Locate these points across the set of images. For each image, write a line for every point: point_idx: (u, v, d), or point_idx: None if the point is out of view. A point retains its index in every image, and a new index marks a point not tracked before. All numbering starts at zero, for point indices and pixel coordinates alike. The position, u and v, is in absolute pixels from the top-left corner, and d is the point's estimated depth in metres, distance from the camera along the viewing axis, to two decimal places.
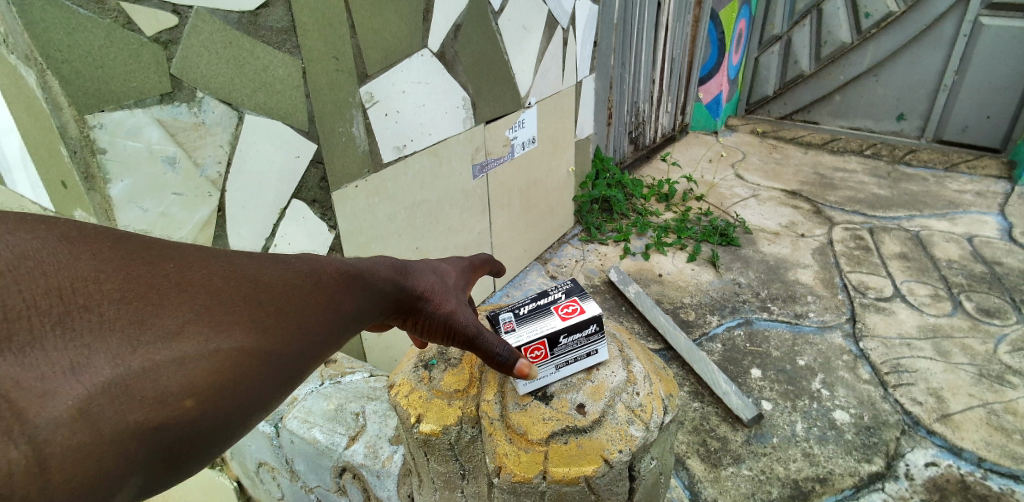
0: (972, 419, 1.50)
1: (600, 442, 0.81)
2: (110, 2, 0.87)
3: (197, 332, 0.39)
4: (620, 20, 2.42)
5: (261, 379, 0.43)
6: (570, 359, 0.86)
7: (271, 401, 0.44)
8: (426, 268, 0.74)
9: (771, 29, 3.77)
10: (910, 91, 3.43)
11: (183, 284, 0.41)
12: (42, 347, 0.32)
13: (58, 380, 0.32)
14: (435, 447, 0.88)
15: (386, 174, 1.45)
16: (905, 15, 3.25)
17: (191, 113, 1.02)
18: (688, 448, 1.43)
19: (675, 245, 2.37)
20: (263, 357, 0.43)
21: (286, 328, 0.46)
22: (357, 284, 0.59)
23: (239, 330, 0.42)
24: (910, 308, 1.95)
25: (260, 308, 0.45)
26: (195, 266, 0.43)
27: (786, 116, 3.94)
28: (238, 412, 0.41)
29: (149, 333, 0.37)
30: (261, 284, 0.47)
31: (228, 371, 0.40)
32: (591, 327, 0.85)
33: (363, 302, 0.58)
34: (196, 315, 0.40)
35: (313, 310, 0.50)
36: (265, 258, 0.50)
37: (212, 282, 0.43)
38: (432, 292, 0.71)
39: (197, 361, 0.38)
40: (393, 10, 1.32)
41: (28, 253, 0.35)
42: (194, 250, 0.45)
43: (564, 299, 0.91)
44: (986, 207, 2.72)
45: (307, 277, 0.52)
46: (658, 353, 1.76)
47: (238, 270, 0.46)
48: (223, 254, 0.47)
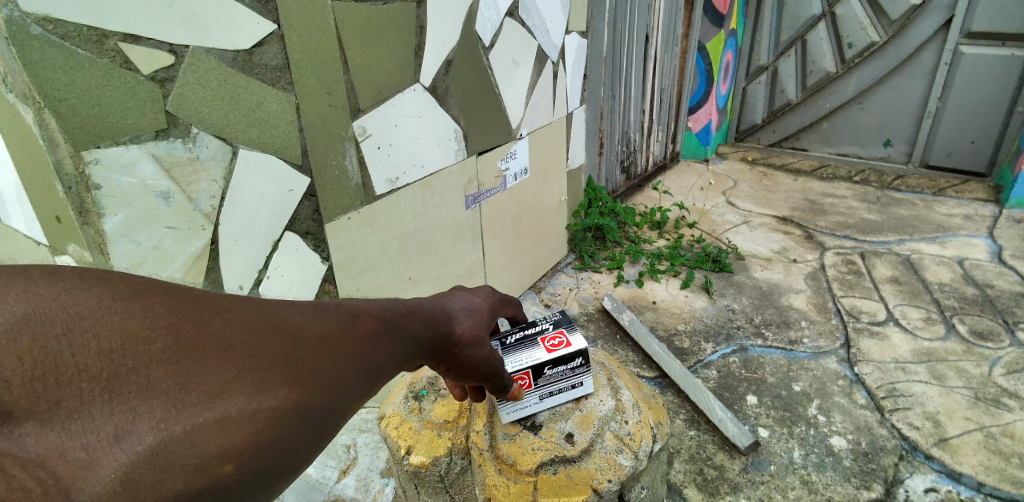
0: (970, 443, 1.49)
1: (590, 472, 0.80)
2: (109, 43, 0.91)
3: (237, 392, 0.39)
4: (608, 53, 2.50)
5: (298, 436, 0.42)
6: (554, 390, 0.87)
7: (308, 458, 0.43)
8: (466, 308, 0.75)
9: (757, 60, 3.87)
10: (896, 117, 3.51)
11: (226, 343, 0.41)
12: (90, 414, 0.32)
13: (104, 447, 0.31)
14: (424, 479, 0.87)
15: (379, 205, 1.48)
16: (886, 44, 3.35)
17: (186, 149, 1.05)
18: (686, 477, 1.41)
19: (668, 271, 2.39)
20: (301, 413, 0.42)
21: (324, 383, 0.46)
22: (397, 334, 0.58)
23: (277, 386, 0.42)
24: (904, 332, 1.95)
25: (298, 363, 0.45)
26: (239, 322, 0.43)
27: (775, 143, 4.02)
28: (278, 472, 0.40)
29: (194, 394, 0.37)
30: (300, 339, 0.46)
31: (266, 432, 0.39)
32: (576, 361, 0.86)
33: (401, 353, 0.57)
34: (236, 373, 0.40)
35: (352, 363, 0.49)
36: (305, 310, 0.50)
37: (254, 338, 0.43)
38: (471, 336, 0.72)
39: (237, 421, 0.38)
40: (385, 48, 1.37)
41: (87, 314, 0.35)
42: (237, 305, 0.45)
43: (551, 330, 0.90)
44: (976, 230, 2.75)
45: (347, 329, 0.52)
46: (653, 380, 1.75)
47: (278, 325, 0.46)
48: (265, 309, 0.47)
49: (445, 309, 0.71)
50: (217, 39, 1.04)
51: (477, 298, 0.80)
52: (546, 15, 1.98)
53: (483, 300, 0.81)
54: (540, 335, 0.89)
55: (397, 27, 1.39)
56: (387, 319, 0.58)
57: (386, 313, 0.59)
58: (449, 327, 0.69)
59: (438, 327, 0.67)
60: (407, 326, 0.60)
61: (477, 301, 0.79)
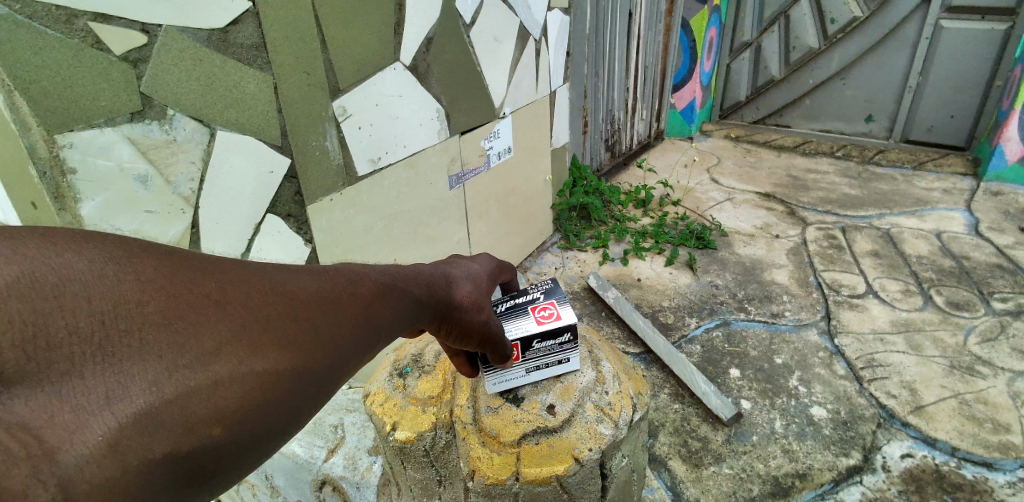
0: (945, 409, 1.53)
1: (571, 442, 0.81)
2: (78, 22, 0.88)
3: (228, 356, 0.39)
4: (592, 30, 2.47)
5: (288, 400, 0.42)
6: (540, 364, 0.86)
7: (299, 420, 0.44)
8: (465, 275, 0.73)
9: (741, 36, 3.85)
10: (878, 93, 3.53)
11: (221, 305, 0.41)
12: (80, 377, 0.33)
13: (93, 409, 0.33)
14: (410, 454, 0.88)
15: (362, 186, 1.46)
16: (869, 19, 3.36)
17: (162, 131, 1.02)
18: (670, 449, 1.44)
19: (652, 249, 2.40)
20: (292, 377, 0.43)
21: (318, 348, 0.46)
22: (399, 297, 0.57)
23: (269, 349, 0.42)
24: (882, 304, 1.99)
25: (294, 327, 0.44)
26: (235, 284, 0.43)
27: (759, 120, 4.04)
28: (266, 432, 0.41)
29: (184, 357, 0.37)
30: (297, 301, 0.46)
31: (254, 396, 0.40)
32: (564, 335, 0.85)
33: (403, 316, 0.57)
34: (229, 337, 0.40)
35: (351, 327, 0.49)
36: (306, 271, 0.50)
37: (250, 301, 0.43)
38: (470, 303, 0.70)
39: (227, 385, 0.38)
40: (364, 25, 1.34)
41: (79, 278, 0.35)
42: (233, 266, 0.45)
43: (542, 300, 0.89)
44: (954, 203, 2.80)
45: (348, 291, 0.51)
46: (638, 356, 1.77)
47: (274, 286, 0.45)
48: (263, 269, 0.46)
49: (446, 275, 0.69)
50: (191, 17, 1.00)
51: (477, 266, 0.79)
52: None
53: (484, 268, 0.80)
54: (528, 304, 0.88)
55: (376, 2, 1.36)
56: (389, 281, 0.57)
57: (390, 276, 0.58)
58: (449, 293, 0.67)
59: (441, 291, 0.66)
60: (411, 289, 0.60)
61: (476, 268, 0.78)
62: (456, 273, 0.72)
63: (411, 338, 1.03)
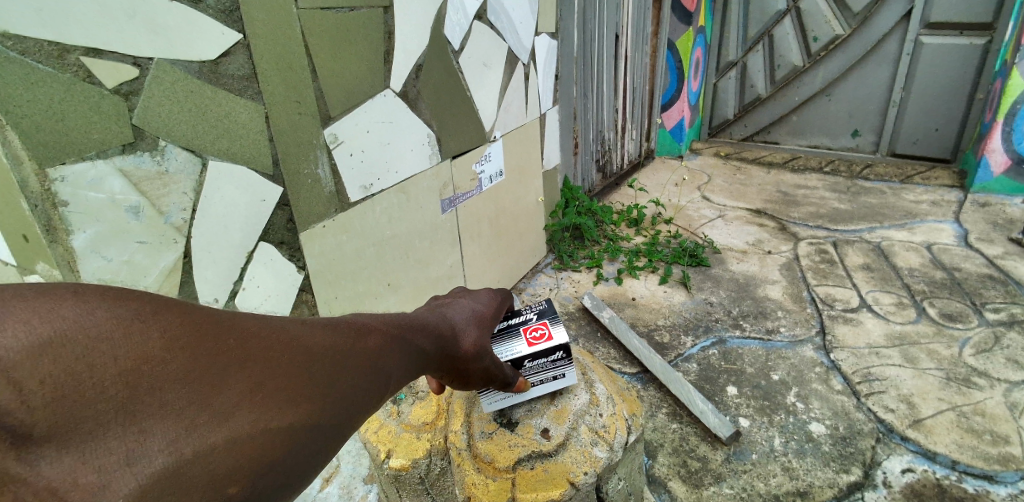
0: (943, 422, 1.53)
1: (566, 465, 0.80)
2: (70, 57, 0.90)
3: (248, 412, 0.40)
4: (579, 54, 2.53)
5: (300, 455, 0.43)
6: (536, 381, 0.86)
7: (306, 475, 0.45)
8: (469, 320, 0.75)
9: (726, 55, 3.94)
10: (862, 108, 3.60)
11: (242, 359, 0.42)
12: (106, 438, 0.33)
13: (116, 472, 0.33)
14: (405, 483, 0.87)
15: (354, 212, 1.48)
16: (850, 37, 3.45)
17: (154, 162, 1.04)
18: (669, 470, 1.42)
19: (646, 268, 2.41)
20: (306, 431, 0.44)
21: (331, 399, 0.47)
22: (403, 347, 0.59)
23: (287, 405, 0.43)
24: (876, 317, 2.00)
25: (308, 380, 0.46)
26: (253, 337, 0.44)
27: (747, 137, 4.10)
28: (277, 489, 0.42)
29: (206, 415, 0.37)
30: (310, 354, 0.47)
31: (271, 452, 0.41)
32: (557, 354, 0.85)
33: (406, 366, 0.59)
34: (250, 393, 0.41)
35: (359, 379, 0.51)
36: (317, 323, 0.51)
37: (268, 354, 0.44)
38: (473, 352, 0.72)
39: (245, 442, 0.39)
40: (354, 54, 1.37)
41: (108, 335, 0.34)
42: (250, 318, 0.45)
43: (533, 321, 0.88)
44: (943, 215, 2.83)
45: (355, 343, 0.53)
46: (635, 376, 1.77)
47: (289, 342, 0.46)
48: (277, 321, 0.47)
49: (449, 322, 0.71)
50: (181, 49, 1.03)
51: (481, 306, 0.80)
52: (515, 18, 2.00)
53: (489, 308, 0.82)
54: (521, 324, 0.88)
55: (365, 32, 1.39)
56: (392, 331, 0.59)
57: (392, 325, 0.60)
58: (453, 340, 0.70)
59: (444, 339, 0.68)
60: (412, 338, 0.62)
61: (480, 309, 0.80)
62: (460, 318, 0.74)
63: None
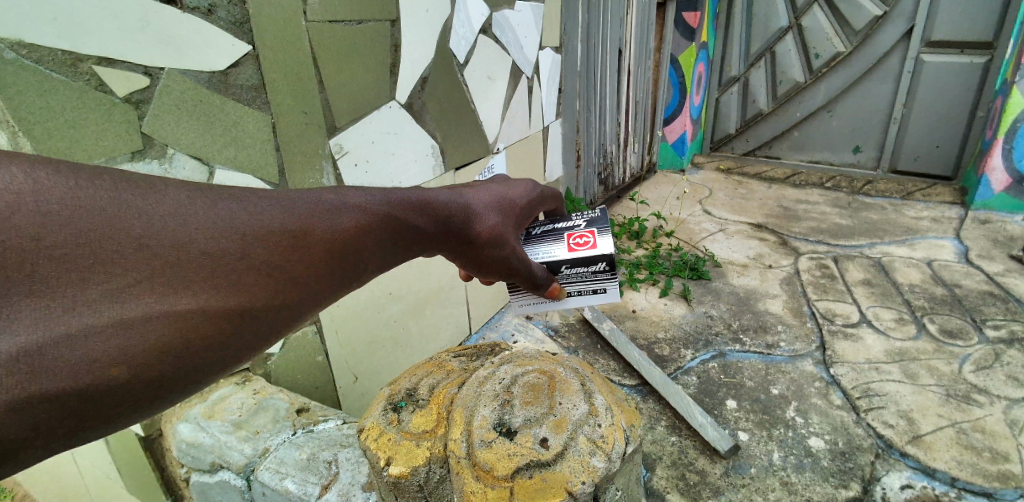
0: (943, 439, 1.53)
1: (564, 475, 0.77)
2: (83, 66, 0.92)
3: (178, 289, 0.47)
4: (583, 68, 2.56)
5: (229, 332, 0.50)
6: (578, 289, 1.00)
7: (237, 353, 0.51)
8: (490, 207, 0.89)
9: (729, 71, 3.98)
10: (863, 124, 3.63)
11: (174, 249, 0.47)
12: (33, 295, 0.39)
13: (43, 321, 0.39)
14: (404, 490, 0.85)
15: None
16: (851, 54, 3.48)
17: (161, 169, 1.06)
18: (668, 483, 1.42)
19: (647, 280, 2.43)
20: (235, 313, 0.50)
21: (266, 289, 0.53)
22: (369, 237, 0.65)
23: (217, 286, 0.49)
24: (876, 333, 2.00)
25: (245, 271, 0.52)
26: (191, 228, 0.49)
27: (749, 152, 4.13)
28: (206, 360, 0.49)
29: (134, 287, 0.44)
30: (252, 247, 0.53)
31: (204, 333, 0.48)
32: (598, 264, 0.96)
33: (369, 257, 0.65)
34: (182, 281, 0.47)
35: (304, 271, 0.57)
36: (267, 211, 0.56)
37: (204, 243, 0.49)
38: (490, 236, 0.86)
39: (172, 313, 0.46)
40: (360, 67, 1.40)
41: (37, 212, 0.41)
42: (192, 207, 0.50)
43: (581, 229, 1.00)
44: (943, 231, 2.84)
45: (307, 233, 0.58)
46: (634, 388, 1.77)
47: (233, 233, 0.52)
48: (222, 210, 0.52)
49: (468, 206, 0.84)
50: (191, 59, 1.05)
51: (507, 195, 0.93)
52: (520, 32, 2.03)
53: (518, 198, 0.95)
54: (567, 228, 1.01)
55: (372, 45, 1.42)
56: (360, 221, 0.64)
57: (365, 212, 0.65)
58: (466, 224, 0.83)
59: (454, 221, 0.81)
60: (388, 227, 0.68)
61: (506, 197, 0.93)
62: (479, 206, 0.86)
63: (405, 372, 1.02)
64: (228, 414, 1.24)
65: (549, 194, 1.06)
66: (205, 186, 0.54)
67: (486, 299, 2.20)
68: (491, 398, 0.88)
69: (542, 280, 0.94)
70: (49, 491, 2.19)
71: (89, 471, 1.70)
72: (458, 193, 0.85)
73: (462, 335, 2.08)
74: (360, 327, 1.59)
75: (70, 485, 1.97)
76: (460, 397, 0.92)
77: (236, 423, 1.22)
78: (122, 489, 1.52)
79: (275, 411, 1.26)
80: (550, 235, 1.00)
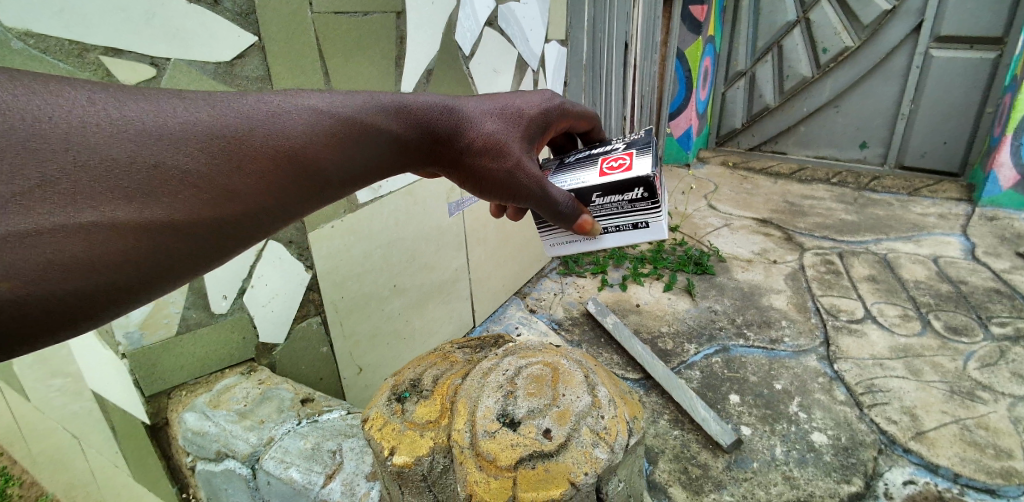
0: (946, 435, 1.52)
1: (566, 466, 0.77)
2: (90, 56, 0.93)
3: (127, 201, 0.46)
4: (589, 61, 2.55)
5: (183, 243, 0.50)
6: (616, 223, 0.97)
7: (194, 263, 0.52)
8: (487, 116, 0.85)
9: (736, 66, 3.97)
10: (870, 120, 3.60)
11: (82, 156, 0.44)
12: None
13: None
14: (408, 480, 0.85)
15: (363, 214, 1.50)
16: (859, 49, 3.45)
17: None
18: (670, 476, 1.42)
19: (651, 275, 2.42)
20: (191, 225, 0.51)
21: (224, 203, 0.53)
22: (321, 147, 0.62)
23: (168, 198, 0.49)
24: (881, 329, 1.99)
25: (173, 179, 0.49)
26: (100, 135, 0.46)
27: (755, 147, 4.11)
28: (162, 268, 0.50)
29: (79, 195, 0.43)
30: (176, 155, 0.50)
31: (131, 245, 0.46)
32: (633, 188, 0.92)
33: (323, 165, 0.63)
34: (96, 189, 0.45)
35: (243, 179, 0.55)
36: (192, 115, 0.53)
37: (117, 150, 0.47)
38: (486, 144, 0.82)
39: (123, 223, 0.46)
40: (365, 58, 1.40)
41: None
42: (101, 114, 0.47)
43: (620, 153, 0.99)
44: (950, 228, 2.82)
45: (241, 139, 0.56)
46: (637, 382, 1.78)
47: (183, 145, 0.51)
48: (139, 116, 0.49)
49: (459, 120, 0.81)
50: (197, 51, 1.05)
51: (510, 103, 0.90)
52: (525, 25, 2.03)
53: (523, 105, 0.92)
54: (605, 156, 1.00)
55: (377, 37, 1.41)
56: (306, 128, 0.61)
57: (313, 119, 0.62)
58: (459, 133, 0.81)
59: (441, 132, 0.79)
60: (343, 136, 0.65)
61: (507, 104, 0.90)
62: (475, 112, 0.83)
63: (410, 363, 1.02)
64: (234, 403, 1.24)
65: (565, 106, 1.02)
66: (119, 89, 0.51)
67: (490, 292, 2.20)
68: (495, 389, 0.88)
69: (567, 208, 0.90)
70: (58, 479, 2.22)
71: (97, 459, 1.72)
72: (449, 102, 0.81)
73: (466, 328, 2.08)
74: (365, 320, 1.60)
75: (78, 474, 2.00)
76: (463, 388, 0.92)
77: (241, 412, 1.22)
78: (129, 477, 1.54)
79: (280, 401, 1.26)
80: (587, 162, 1.01)
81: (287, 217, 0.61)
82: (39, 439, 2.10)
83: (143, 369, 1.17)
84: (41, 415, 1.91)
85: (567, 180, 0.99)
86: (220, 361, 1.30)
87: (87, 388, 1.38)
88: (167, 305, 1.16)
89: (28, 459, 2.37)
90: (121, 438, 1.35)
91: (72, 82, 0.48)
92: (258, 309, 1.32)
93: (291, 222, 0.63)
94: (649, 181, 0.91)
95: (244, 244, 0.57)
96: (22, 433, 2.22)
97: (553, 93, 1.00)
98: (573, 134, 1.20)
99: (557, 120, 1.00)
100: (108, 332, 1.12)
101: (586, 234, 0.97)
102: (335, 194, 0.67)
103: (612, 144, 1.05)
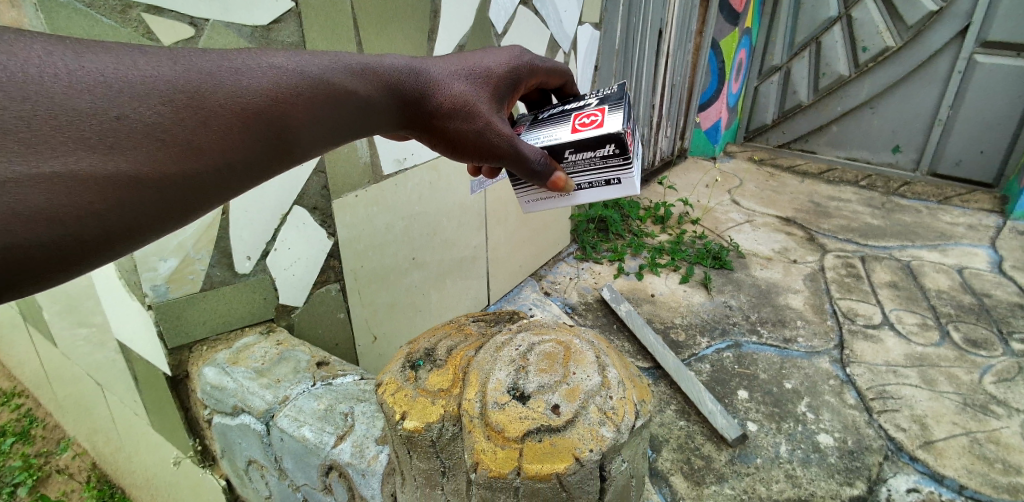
0: (955, 446, 1.51)
1: (572, 441, 0.77)
2: (132, 13, 0.94)
3: (89, 152, 0.44)
4: (621, 45, 2.51)
5: (148, 199, 0.49)
6: (590, 181, 0.93)
7: (160, 221, 0.51)
8: (457, 76, 0.83)
9: (771, 60, 3.87)
10: (905, 124, 3.51)
11: (41, 106, 0.42)
12: None
13: None
14: (417, 444, 0.86)
15: (386, 185, 1.52)
16: (901, 50, 3.35)
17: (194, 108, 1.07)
18: (673, 465, 1.44)
19: (668, 266, 2.42)
20: (155, 180, 0.49)
21: (189, 160, 0.51)
22: (291, 105, 0.61)
23: (130, 152, 0.47)
24: (898, 336, 1.97)
25: (137, 133, 0.48)
26: (63, 88, 0.44)
27: (784, 144, 4.03)
28: (128, 224, 0.48)
29: (38, 144, 0.41)
30: (138, 108, 0.48)
31: (97, 195, 0.45)
32: (607, 146, 0.87)
33: (293, 124, 0.61)
34: (56, 138, 0.42)
35: (211, 136, 0.53)
36: (154, 69, 0.50)
37: (78, 102, 0.44)
38: (456, 107, 0.80)
39: (84, 174, 0.44)
40: (400, 31, 1.40)
41: None
42: (60, 67, 0.44)
43: (591, 109, 0.94)
44: (978, 240, 2.75)
45: (207, 95, 0.53)
46: (647, 371, 1.79)
47: (143, 100, 0.49)
48: (99, 68, 0.47)
49: (429, 78, 0.78)
50: (235, 13, 1.06)
51: (476, 62, 0.87)
52: (560, 5, 2.00)
53: (490, 65, 0.88)
54: (577, 112, 0.95)
55: (413, 9, 1.41)
56: (275, 85, 0.59)
57: (281, 76, 0.60)
58: (427, 95, 0.78)
59: (409, 93, 0.77)
60: (314, 95, 0.63)
61: (474, 65, 0.87)
62: (442, 73, 0.80)
63: (425, 333, 1.03)
64: (252, 361, 1.28)
65: (537, 63, 0.99)
66: (74, 42, 0.48)
67: (507, 273, 2.22)
68: (506, 363, 0.88)
69: (539, 165, 0.86)
70: (80, 423, 2.32)
71: (119, 407, 1.78)
72: (418, 61, 0.79)
73: (480, 306, 2.11)
74: (382, 288, 1.63)
75: (100, 420, 2.08)
76: (477, 359, 0.92)
77: (259, 370, 1.25)
78: (147, 424, 1.60)
79: (297, 362, 1.29)
80: (560, 119, 0.96)
81: (256, 177, 0.60)
82: (64, 383, 2.19)
83: (167, 321, 1.20)
84: (66, 361, 1.98)
85: (538, 136, 0.94)
86: (241, 321, 1.34)
87: (111, 337, 1.43)
88: (193, 262, 1.19)
89: (53, 402, 2.47)
90: (144, 386, 1.41)
91: (25, 33, 0.44)
92: (281, 273, 1.35)
93: (259, 181, 0.61)
94: (621, 137, 0.86)
95: (210, 203, 0.56)
96: (48, 375, 2.31)
97: (519, 49, 0.96)
98: (545, 91, 1.16)
99: (529, 78, 0.97)
100: (135, 283, 1.15)
101: (561, 192, 0.93)
102: (302, 154, 0.65)
103: (584, 100, 1.00)
